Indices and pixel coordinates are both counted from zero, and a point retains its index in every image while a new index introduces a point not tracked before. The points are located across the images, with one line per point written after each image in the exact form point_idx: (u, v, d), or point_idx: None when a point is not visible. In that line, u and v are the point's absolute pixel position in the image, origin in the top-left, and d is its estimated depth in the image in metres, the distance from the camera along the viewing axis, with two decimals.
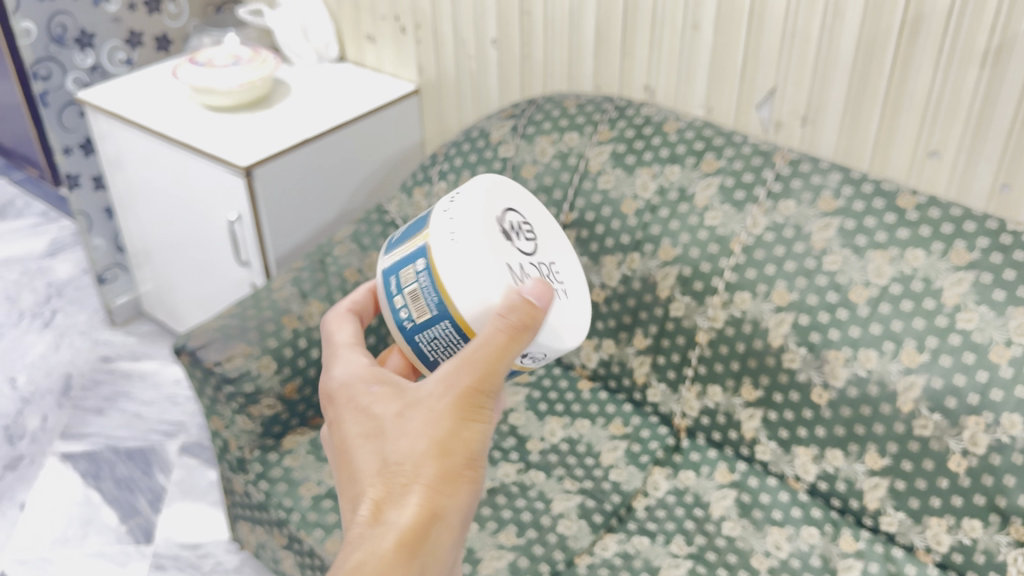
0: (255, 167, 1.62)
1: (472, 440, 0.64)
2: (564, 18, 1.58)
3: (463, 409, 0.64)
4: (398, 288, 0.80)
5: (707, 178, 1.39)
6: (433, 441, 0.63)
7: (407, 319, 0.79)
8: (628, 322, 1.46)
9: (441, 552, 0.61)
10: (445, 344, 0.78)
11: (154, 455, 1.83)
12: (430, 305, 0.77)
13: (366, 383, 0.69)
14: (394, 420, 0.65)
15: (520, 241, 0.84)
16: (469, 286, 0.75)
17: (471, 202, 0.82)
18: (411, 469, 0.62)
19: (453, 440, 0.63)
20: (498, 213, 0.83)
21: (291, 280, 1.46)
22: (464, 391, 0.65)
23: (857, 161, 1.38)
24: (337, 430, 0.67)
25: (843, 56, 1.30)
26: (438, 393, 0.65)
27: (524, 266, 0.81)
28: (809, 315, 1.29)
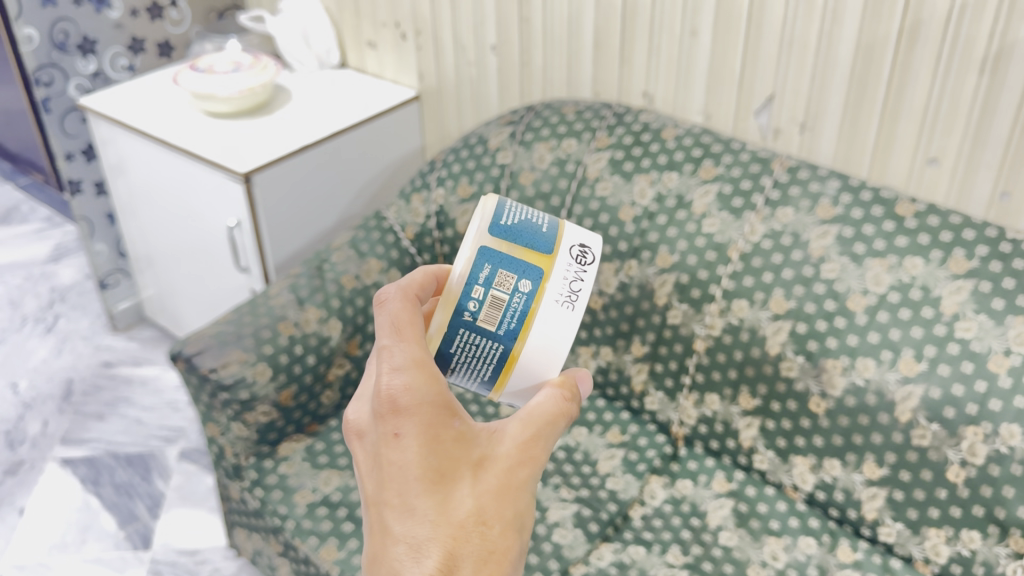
0: (254, 174, 1.62)
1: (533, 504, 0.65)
2: (563, 23, 1.57)
3: (533, 484, 0.64)
4: (485, 281, 0.76)
5: (705, 184, 1.39)
6: (514, 512, 0.62)
7: (468, 312, 0.76)
8: (626, 329, 1.45)
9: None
10: (473, 354, 0.77)
11: (154, 460, 1.83)
12: (500, 325, 0.77)
13: (439, 408, 0.62)
14: (471, 473, 0.62)
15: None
16: (547, 348, 0.78)
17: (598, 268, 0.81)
18: (490, 537, 0.60)
19: (526, 515, 0.63)
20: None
21: (288, 287, 1.46)
22: (536, 458, 0.65)
23: (856, 169, 1.37)
24: (397, 451, 0.61)
25: (842, 62, 1.30)
26: (515, 459, 0.64)
27: None
28: (806, 323, 1.28)
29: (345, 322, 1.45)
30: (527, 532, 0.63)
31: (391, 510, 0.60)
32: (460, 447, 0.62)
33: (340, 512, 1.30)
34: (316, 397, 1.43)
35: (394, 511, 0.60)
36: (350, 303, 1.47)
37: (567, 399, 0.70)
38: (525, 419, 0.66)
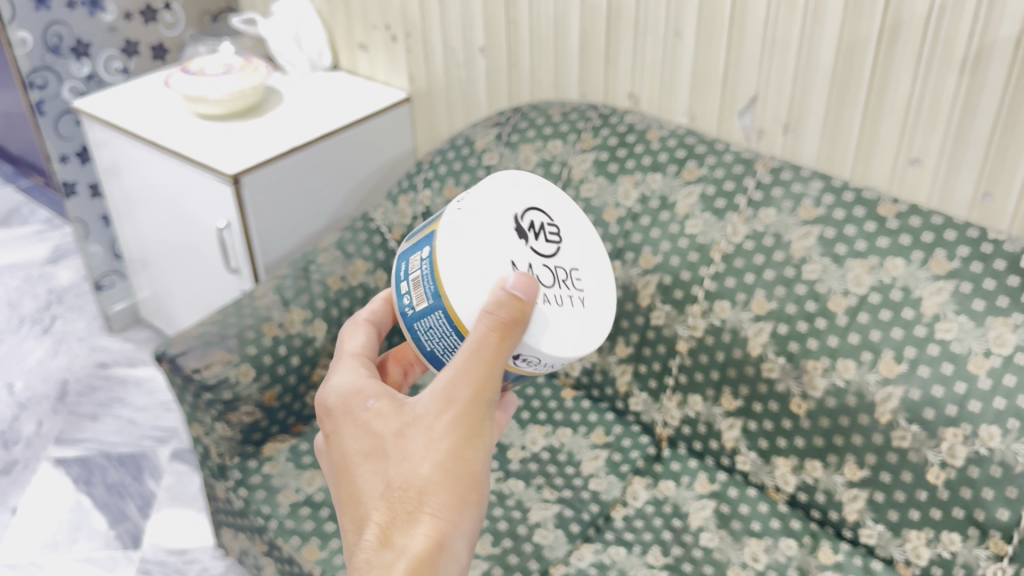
0: (243, 175, 1.63)
1: (474, 445, 0.66)
2: (549, 25, 1.57)
3: (457, 428, 0.66)
4: (406, 275, 0.79)
5: (689, 185, 1.39)
6: (434, 462, 0.65)
7: (407, 310, 0.78)
8: (610, 330, 1.45)
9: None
10: (435, 336, 0.76)
11: (146, 461, 1.85)
12: (427, 292, 0.76)
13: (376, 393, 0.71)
14: (393, 441, 0.67)
15: (534, 242, 0.80)
16: (468, 285, 0.73)
17: (480, 192, 0.80)
18: (413, 496, 0.65)
19: (455, 461, 0.65)
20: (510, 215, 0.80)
21: (273, 288, 1.47)
22: (456, 400, 0.66)
23: (839, 169, 1.36)
24: (336, 445, 0.70)
25: (823, 63, 1.29)
26: (433, 411, 0.66)
27: (535, 265, 0.78)
28: (787, 324, 1.28)
29: (330, 323, 1.46)
30: (462, 475, 0.65)
31: (347, 501, 0.68)
32: (382, 423, 0.68)
33: (323, 512, 1.30)
34: (301, 398, 1.43)
35: (347, 502, 0.68)
36: (335, 305, 1.48)
37: (486, 316, 0.67)
38: (454, 359, 0.67)
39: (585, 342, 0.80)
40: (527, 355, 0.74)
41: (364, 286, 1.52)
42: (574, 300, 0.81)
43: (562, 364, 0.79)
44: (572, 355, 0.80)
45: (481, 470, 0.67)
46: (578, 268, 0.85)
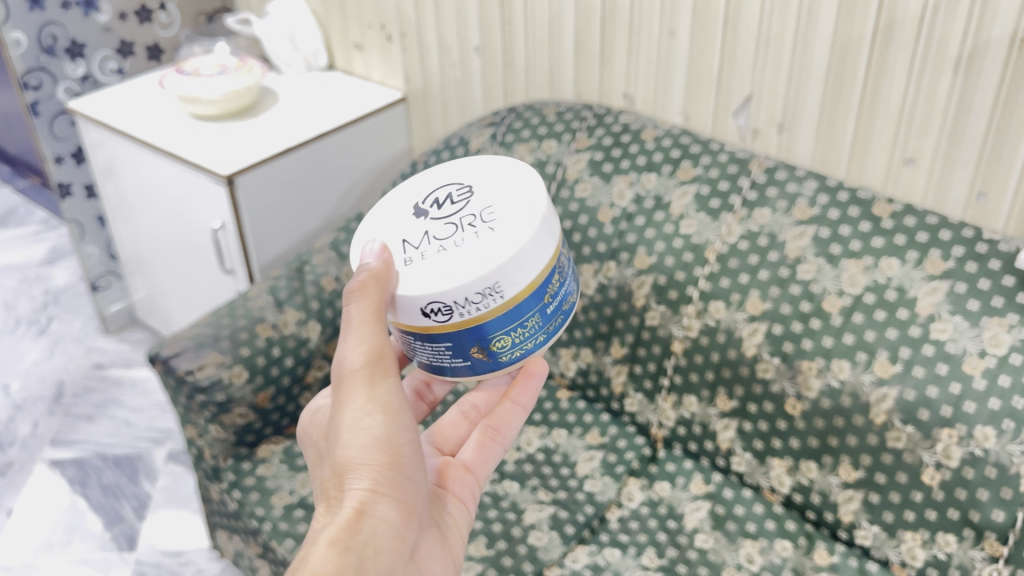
0: (237, 176, 1.62)
1: (384, 400, 0.78)
2: (543, 25, 1.57)
3: (369, 392, 0.78)
4: None
5: (683, 185, 1.39)
6: (351, 432, 0.76)
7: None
8: (605, 331, 1.44)
9: (380, 532, 0.73)
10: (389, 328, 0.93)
11: (141, 462, 1.84)
12: None
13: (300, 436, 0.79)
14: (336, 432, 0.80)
15: (432, 212, 0.91)
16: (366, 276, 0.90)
17: (388, 207, 0.95)
18: (344, 467, 0.76)
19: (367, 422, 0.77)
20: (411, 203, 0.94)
21: (267, 289, 1.46)
22: (353, 369, 0.78)
23: (834, 169, 1.36)
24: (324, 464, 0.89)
25: (817, 64, 1.29)
26: (340, 388, 0.79)
27: (432, 232, 0.88)
28: (782, 324, 1.27)
29: (325, 324, 1.46)
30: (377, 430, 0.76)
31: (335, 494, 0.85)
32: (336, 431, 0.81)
33: None
34: (295, 399, 1.43)
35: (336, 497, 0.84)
36: (329, 306, 1.47)
37: (350, 300, 0.81)
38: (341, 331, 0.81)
39: (486, 264, 0.82)
40: (434, 305, 0.83)
41: None
42: (474, 234, 0.86)
43: (501, 287, 0.83)
44: (508, 277, 0.83)
45: (398, 428, 0.77)
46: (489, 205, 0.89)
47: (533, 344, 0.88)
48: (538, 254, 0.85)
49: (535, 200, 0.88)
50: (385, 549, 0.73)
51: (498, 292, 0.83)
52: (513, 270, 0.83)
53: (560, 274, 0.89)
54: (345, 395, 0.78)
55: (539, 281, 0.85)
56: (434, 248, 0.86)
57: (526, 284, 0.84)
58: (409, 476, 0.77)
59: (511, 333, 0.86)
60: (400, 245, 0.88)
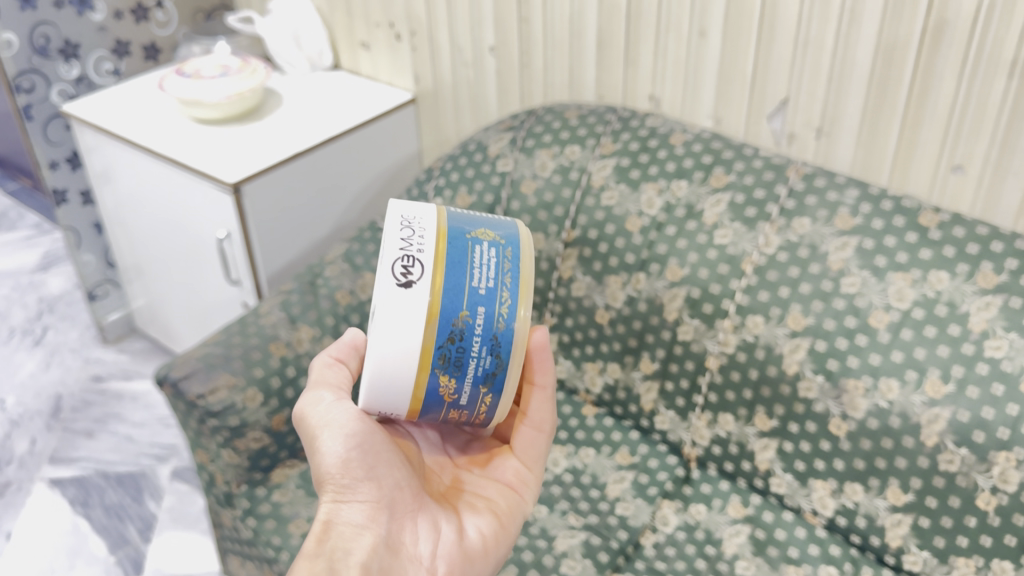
0: (243, 184, 1.55)
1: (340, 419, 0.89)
2: (564, 23, 1.50)
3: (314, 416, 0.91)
4: None
5: (716, 193, 1.32)
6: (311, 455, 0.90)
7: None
8: (634, 345, 1.38)
9: (345, 535, 0.85)
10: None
11: (145, 480, 1.77)
12: None
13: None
14: None
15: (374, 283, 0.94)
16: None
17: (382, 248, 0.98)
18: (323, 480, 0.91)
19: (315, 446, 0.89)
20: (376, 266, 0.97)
21: (279, 304, 1.39)
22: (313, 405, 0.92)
23: (875, 176, 1.29)
24: None
25: (860, 65, 1.22)
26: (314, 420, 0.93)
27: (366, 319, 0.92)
28: (825, 340, 1.21)
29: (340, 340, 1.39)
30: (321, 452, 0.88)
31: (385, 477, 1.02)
32: None
33: None
34: None
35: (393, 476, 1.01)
36: (344, 321, 1.41)
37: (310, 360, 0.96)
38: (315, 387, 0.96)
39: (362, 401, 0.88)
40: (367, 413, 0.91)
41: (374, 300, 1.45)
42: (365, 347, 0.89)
43: (390, 410, 0.88)
44: (380, 403, 0.87)
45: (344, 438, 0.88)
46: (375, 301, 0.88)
47: (491, 399, 0.89)
48: (392, 367, 0.84)
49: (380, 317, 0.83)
50: (353, 547, 0.84)
51: (393, 413, 0.88)
52: (389, 400, 0.87)
53: (457, 342, 0.85)
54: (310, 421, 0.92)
55: (424, 392, 0.86)
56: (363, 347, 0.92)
57: (409, 400, 0.87)
58: (364, 476, 0.87)
59: (449, 410, 0.89)
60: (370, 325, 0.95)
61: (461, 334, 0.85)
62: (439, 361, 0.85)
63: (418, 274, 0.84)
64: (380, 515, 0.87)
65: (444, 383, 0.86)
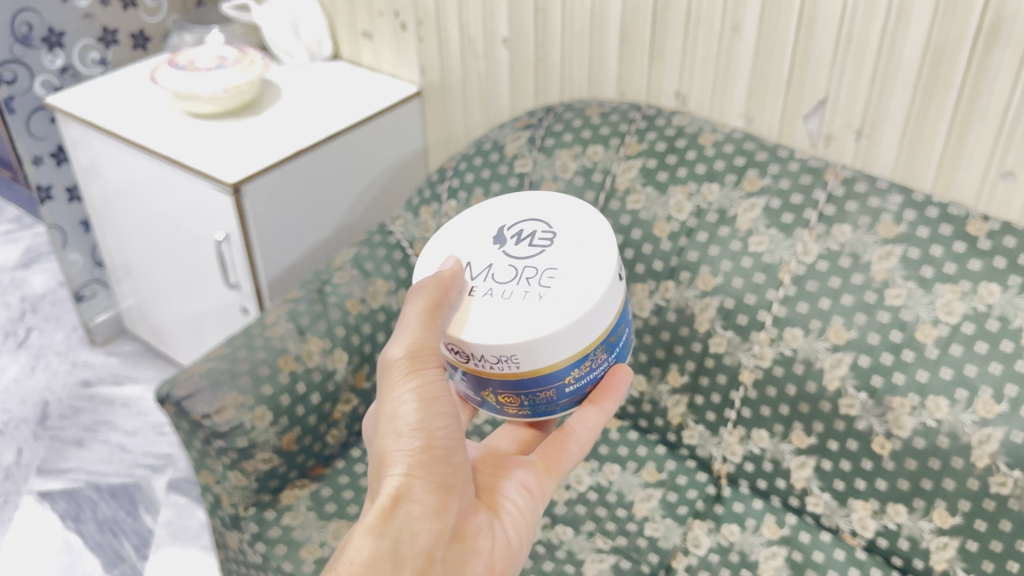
0: (244, 184, 1.47)
1: (421, 389, 0.79)
2: (585, 15, 1.42)
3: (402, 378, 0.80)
4: None
5: (750, 198, 1.26)
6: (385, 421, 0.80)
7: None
8: (662, 357, 1.32)
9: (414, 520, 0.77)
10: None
11: (140, 493, 1.69)
12: None
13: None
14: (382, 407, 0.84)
15: (510, 246, 0.87)
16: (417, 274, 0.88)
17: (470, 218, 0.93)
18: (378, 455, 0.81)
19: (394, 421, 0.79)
20: (493, 228, 0.90)
21: (286, 314, 1.31)
22: (395, 363, 0.80)
23: (917, 181, 1.23)
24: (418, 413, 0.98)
25: (906, 65, 1.16)
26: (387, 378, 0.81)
27: (495, 267, 0.86)
28: (869, 355, 1.15)
29: (351, 352, 1.31)
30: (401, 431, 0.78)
31: None
32: None
33: None
34: (321, 438, 1.27)
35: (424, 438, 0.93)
36: (356, 331, 1.32)
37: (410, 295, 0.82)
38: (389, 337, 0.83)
39: (507, 337, 0.79)
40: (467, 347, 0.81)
41: (386, 309, 1.37)
42: (524, 295, 0.82)
43: (515, 359, 0.80)
44: (525, 355, 0.79)
45: (424, 411, 0.79)
46: (558, 267, 0.84)
47: (558, 407, 0.86)
48: (570, 337, 0.80)
49: (600, 284, 0.81)
50: (420, 536, 0.77)
51: (512, 362, 0.80)
52: (535, 353, 0.79)
53: (609, 343, 0.84)
54: (393, 382, 0.80)
55: (564, 367, 0.81)
56: (486, 289, 0.83)
57: (545, 365, 0.80)
58: (443, 461, 0.79)
59: (535, 392, 0.83)
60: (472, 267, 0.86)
61: (615, 342, 0.85)
62: (593, 351, 0.82)
63: (623, 276, 0.85)
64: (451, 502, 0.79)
65: (581, 369, 0.83)
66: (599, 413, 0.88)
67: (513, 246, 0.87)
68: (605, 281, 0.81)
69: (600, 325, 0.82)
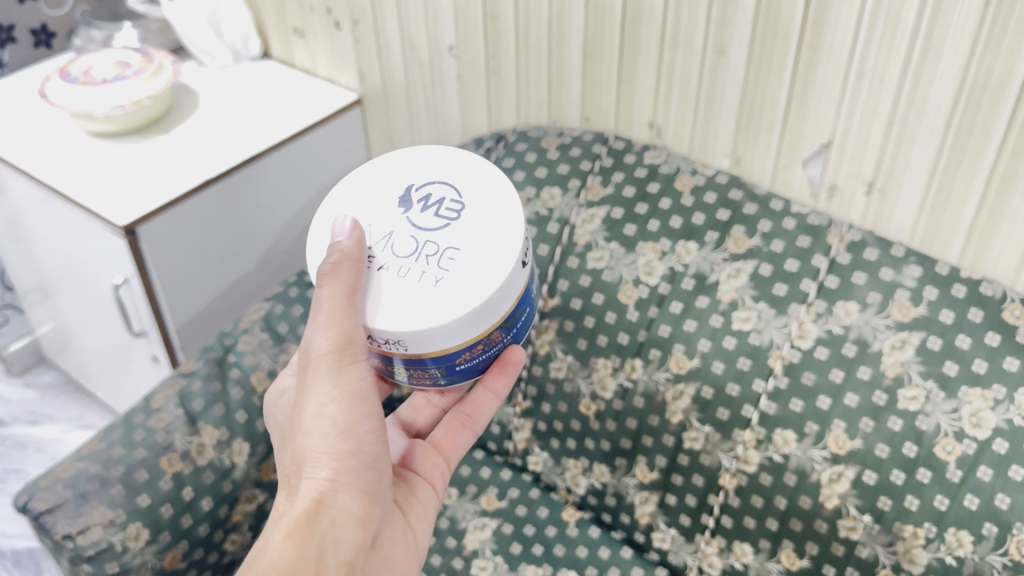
0: (138, 225, 1.24)
1: (350, 387, 0.75)
2: (541, 24, 1.18)
3: (330, 382, 0.75)
4: None
5: (735, 262, 1.03)
6: (311, 423, 0.75)
7: None
8: (628, 447, 1.10)
9: (338, 521, 0.73)
10: None
11: (47, 559, 1.50)
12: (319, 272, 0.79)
13: None
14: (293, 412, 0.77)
15: (415, 211, 0.79)
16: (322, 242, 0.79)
17: (376, 166, 0.83)
18: (302, 457, 0.75)
19: (330, 416, 0.74)
20: (401, 185, 0.81)
21: (177, 395, 1.09)
22: (322, 358, 0.74)
23: (941, 246, 1.00)
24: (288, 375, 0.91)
25: (932, 109, 0.92)
26: (310, 374, 0.76)
27: (395, 232, 0.78)
28: (877, 472, 0.94)
29: (255, 441, 1.10)
30: (334, 432, 0.74)
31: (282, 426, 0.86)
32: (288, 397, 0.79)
33: None
34: (217, 547, 1.07)
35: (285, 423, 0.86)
36: (261, 415, 1.11)
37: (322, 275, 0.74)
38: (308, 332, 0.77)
39: (399, 322, 0.73)
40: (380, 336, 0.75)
41: None
42: (420, 276, 0.75)
43: (406, 343, 0.74)
44: (411, 338, 0.74)
45: (356, 412, 0.75)
46: (460, 248, 0.76)
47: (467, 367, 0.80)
48: (451, 333, 0.74)
49: (505, 263, 0.75)
50: (343, 538, 0.72)
51: (401, 346, 0.74)
52: (422, 338, 0.74)
53: (511, 322, 0.79)
54: (322, 382, 0.75)
55: (454, 350, 0.76)
56: (392, 269, 0.76)
57: (437, 348, 0.75)
58: (364, 461, 0.75)
59: (434, 367, 0.77)
60: (383, 237, 0.78)
61: (517, 317, 0.80)
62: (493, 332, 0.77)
63: (523, 260, 0.78)
64: (368, 501, 0.75)
65: (472, 348, 0.77)
66: (494, 396, 0.91)
67: (421, 202, 0.79)
68: (507, 268, 0.75)
69: (482, 321, 0.75)
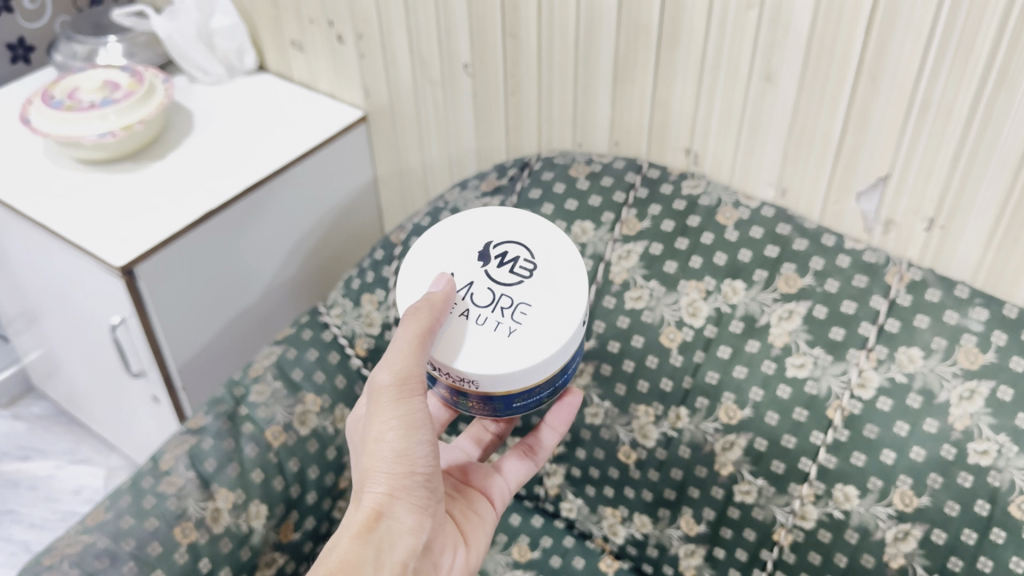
0: (136, 265, 1.15)
1: (407, 416, 0.72)
2: (566, 44, 1.10)
3: (389, 412, 0.72)
4: None
5: (786, 303, 0.97)
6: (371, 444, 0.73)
7: None
8: (672, 498, 1.04)
9: (395, 536, 0.72)
10: None
11: None
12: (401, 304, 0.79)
13: None
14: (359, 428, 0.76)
15: (492, 266, 0.78)
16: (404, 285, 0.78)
17: (456, 221, 0.82)
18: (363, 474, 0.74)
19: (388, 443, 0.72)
20: (479, 240, 0.80)
21: (187, 454, 1.01)
22: (382, 388, 0.72)
23: (1007, 283, 0.94)
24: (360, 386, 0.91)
25: (1006, 143, 0.85)
26: (372, 402, 0.74)
27: (474, 284, 0.77)
28: (947, 531, 0.88)
29: (273, 501, 1.03)
30: (391, 459, 0.72)
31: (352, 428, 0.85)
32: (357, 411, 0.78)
33: None
34: None
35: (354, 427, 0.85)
36: (278, 472, 1.04)
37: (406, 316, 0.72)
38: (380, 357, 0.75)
39: (471, 366, 0.73)
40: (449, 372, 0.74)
41: (318, 434, 1.08)
42: (494, 327, 0.74)
43: (475, 382, 0.73)
44: (481, 379, 0.73)
45: (413, 439, 0.73)
46: (532, 304, 0.76)
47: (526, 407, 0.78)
48: (518, 378, 0.73)
49: (572, 321, 0.75)
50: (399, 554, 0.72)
51: (470, 384, 0.74)
52: (489, 381, 0.73)
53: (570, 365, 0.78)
54: (382, 409, 0.73)
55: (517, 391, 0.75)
56: (468, 318, 0.75)
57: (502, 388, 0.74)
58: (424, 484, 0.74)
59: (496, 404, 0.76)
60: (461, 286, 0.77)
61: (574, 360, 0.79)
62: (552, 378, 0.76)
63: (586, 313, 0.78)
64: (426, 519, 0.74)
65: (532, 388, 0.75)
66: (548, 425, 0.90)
67: (497, 258, 0.79)
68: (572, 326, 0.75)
69: (548, 369, 0.74)
